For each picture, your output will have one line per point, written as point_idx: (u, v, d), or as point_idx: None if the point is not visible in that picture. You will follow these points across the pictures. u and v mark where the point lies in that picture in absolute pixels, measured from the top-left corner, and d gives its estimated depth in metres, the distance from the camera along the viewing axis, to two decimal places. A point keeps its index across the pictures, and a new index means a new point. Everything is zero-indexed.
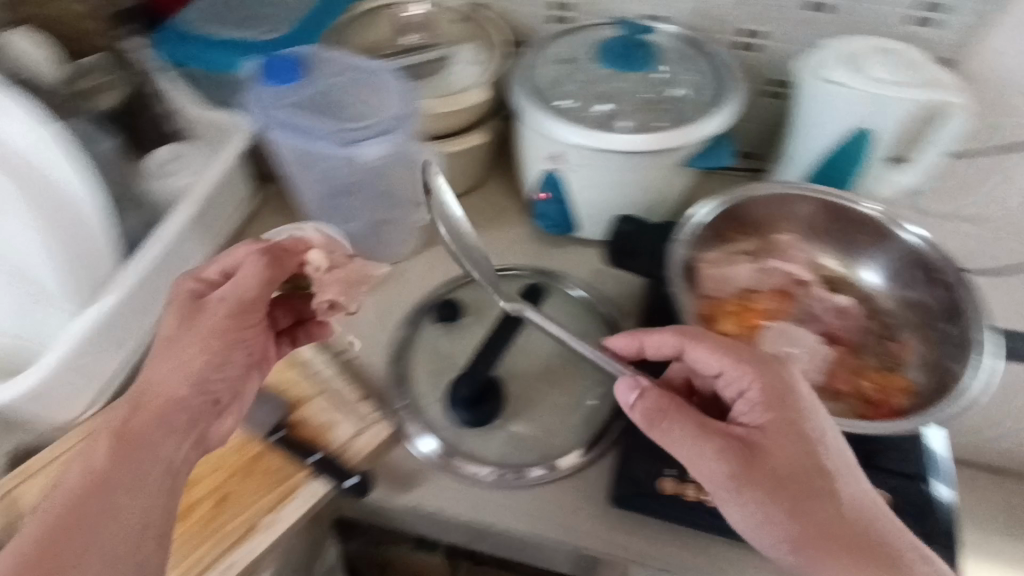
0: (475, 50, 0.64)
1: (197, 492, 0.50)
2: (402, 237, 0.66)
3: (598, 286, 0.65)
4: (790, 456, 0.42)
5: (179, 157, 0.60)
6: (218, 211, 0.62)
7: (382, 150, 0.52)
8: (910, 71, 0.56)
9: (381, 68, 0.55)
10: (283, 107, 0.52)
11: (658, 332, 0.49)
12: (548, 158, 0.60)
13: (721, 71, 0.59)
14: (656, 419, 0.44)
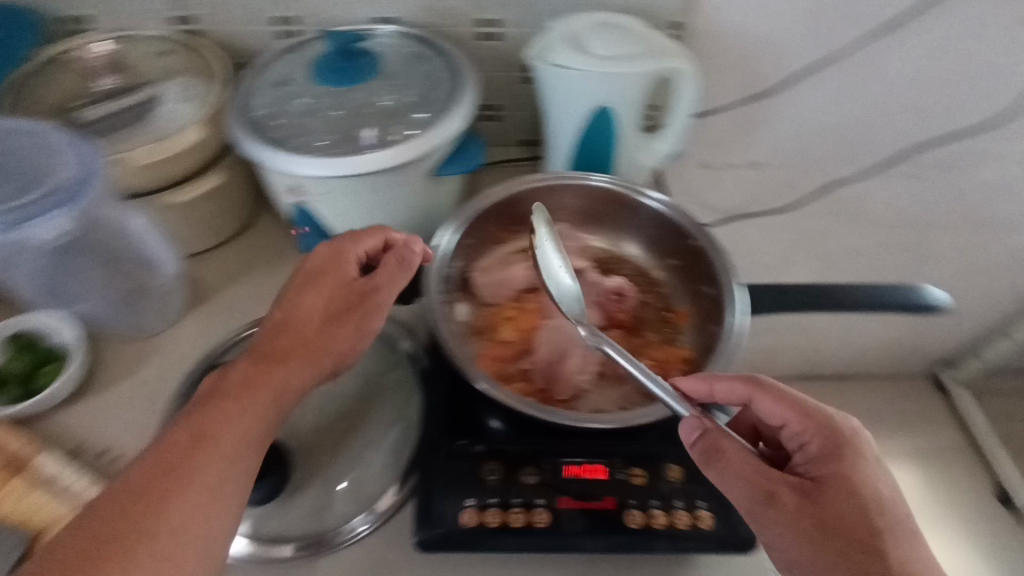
0: (185, 83, 0.58)
1: None
2: (158, 307, 0.58)
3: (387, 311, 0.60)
4: (854, 506, 0.38)
5: None
6: None
7: (59, 225, 0.46)
8: (631, 44, 0.55)
9: (39, 132, 0.49)
10: None
11: (726, 374, 0.44)
12: (290, 191, 0.55)
13: (454, 67, 0.58)
14: (716, 458, 0.41)
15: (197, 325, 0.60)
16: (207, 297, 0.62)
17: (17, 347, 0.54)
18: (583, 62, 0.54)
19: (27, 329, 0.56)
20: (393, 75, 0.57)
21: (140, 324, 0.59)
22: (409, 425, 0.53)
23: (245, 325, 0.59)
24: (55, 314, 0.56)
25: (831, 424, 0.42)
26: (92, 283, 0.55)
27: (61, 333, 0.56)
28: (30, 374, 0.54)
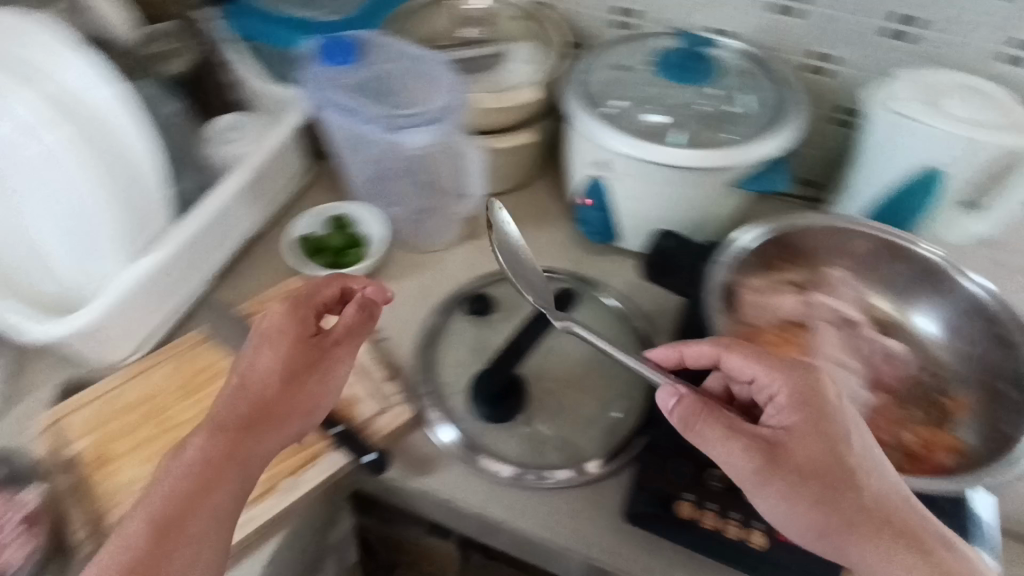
0: (532, 48, 0.65)
1: None
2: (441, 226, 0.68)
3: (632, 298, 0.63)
4: (825, 448, 0.40)
5: (241, 127, 0.65)
6: (271, 179, 0.64)
7: (426, 138, 0.57)
8: (992, 112, 0.52)
9: (431, 59, 0.59)
10: (339, 92, 0.57)
11: (696, 341, 0.48)
12: (594, 164, 0.59)
13: (787, 87, 0.58)
14: (693, 420, 0.42)
15: (466, 254, 0.67)
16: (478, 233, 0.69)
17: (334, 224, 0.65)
18: (936, 121, 0.52)
19: (345, 211, 0.66)
20: (723, 82, 0.59)
21: (424, 237, 0.67)
22: (631, 409, 0.55)
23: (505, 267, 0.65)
24: (368, 205, 0.66)
25: (804, 370, 0.43)
26: (410, 197, 0.67)
27: (369, 222, 0.66)
28: (340, 249, 0.64)
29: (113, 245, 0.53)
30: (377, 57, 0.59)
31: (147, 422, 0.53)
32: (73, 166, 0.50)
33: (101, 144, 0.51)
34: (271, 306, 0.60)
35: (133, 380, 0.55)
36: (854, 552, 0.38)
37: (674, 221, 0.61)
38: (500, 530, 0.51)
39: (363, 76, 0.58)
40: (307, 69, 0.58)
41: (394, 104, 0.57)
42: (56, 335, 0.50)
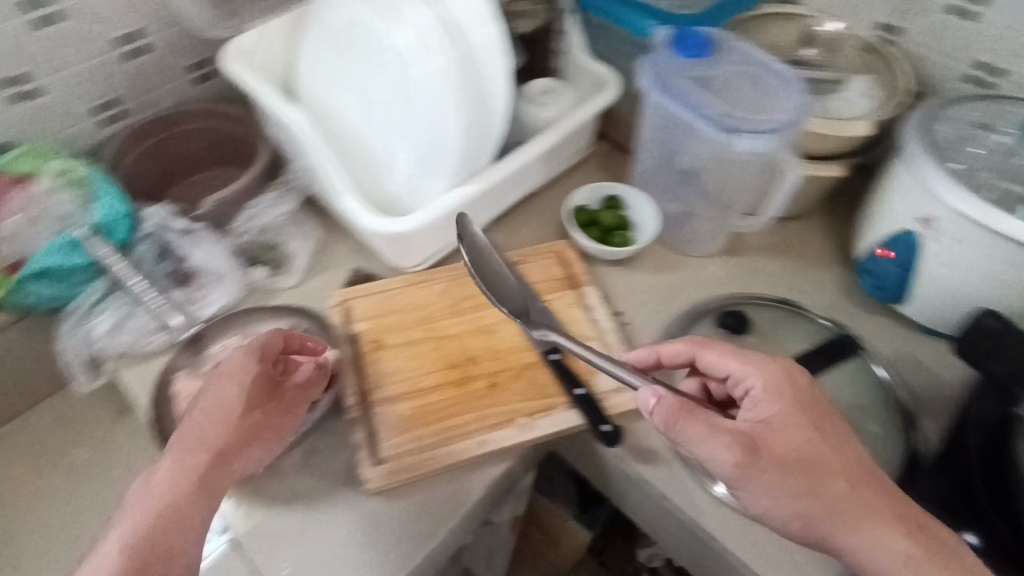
0: (867, 82, 0.74)
1: (477, 371, 0.68)
2: (655, 220, 0.79)
3: (903, 372, 0.74)
4: (800, 441, 0.53)
5: (553, 93, 0.82)
6: (555, 150, 0.81)
7: (755, 144, 0.62)
8: None
9: (786, 74, 0.65)
10: (680, 80, 0.66)
11: (673, 342, 0.64)
12: (720, 128, 0.63)
13: None
14: (673, 421, 0.53)
15: (722, 268, 0.81)
16: (738, 251, 0.83)
17: (609, 204, 0.81)
18: None
19: (618, 194, 0.81)
20: None
21: (690, 242, 0.82)
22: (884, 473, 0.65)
23: (769, 298, 0.77)
24: (638, 193, 0.80)
25: (789, 372, 0.58)
26: (547, 138, 0.76)
27: (637, 209, 0.81)
28: (611, 227, 0.79)
29: (443, 166, 0.67)
30: (726, 57, 0.67)
31: (416, 326, 0.71)
32: (448, 94, 0.64)
33: (473, 78, 0.65)
34: (531, 262, 0.78)
35: (410, 286, 0.74)
36: (834, 538, 0.51)
37: (938, 282, 0.69)
38: (642, 497, 0.66)
39: (707, 70, 0.66)
40: (656, 51, 0.68)
41: (732, 106, 0.63)
42: (371, 226, 0.67)
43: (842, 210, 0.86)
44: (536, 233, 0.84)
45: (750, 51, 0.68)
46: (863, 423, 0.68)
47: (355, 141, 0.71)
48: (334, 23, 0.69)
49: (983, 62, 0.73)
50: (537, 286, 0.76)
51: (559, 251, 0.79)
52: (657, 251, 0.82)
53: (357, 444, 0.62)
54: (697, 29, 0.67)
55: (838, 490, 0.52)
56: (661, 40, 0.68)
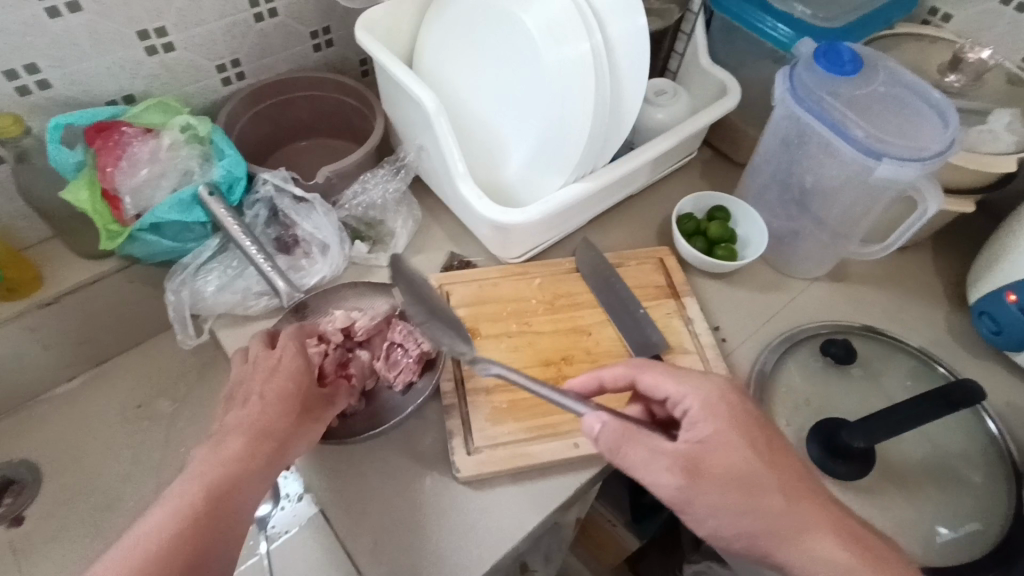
0: (1014, 115, 0.69)
1: (574, 371, 0.66)
2: (762, 237, 0.77)
3: (1014, 424, 0.69)
4: (725, 459, 0.49)
5: (670, 95, 0.81)
6: (667, 153, 0.79)
7: (898, 171, 0.60)
8: None
9: (939, 100, 0.62)
10: (823, 95, 0.63)
11: (612, 364, 0.57)
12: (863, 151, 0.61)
13: None
14: (620, 445, 0.50)
15: (824, 293, 0.78)
16: (842, 278, 0.80)
17: (716, 215, 0.78)
18: None
19: (725, 205, 0.79)
20: None
21: (794, 263, 0.79)
22: (981, 529, 0.62)
23: (862, 326, 0.75)
24: (747, 206, 0.78)
25: (708, 385, 0.53)
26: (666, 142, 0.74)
27: (743, 223, 0.79)
28: (717, 239, 0.77)
29: (567, 159, 0.66)
30: (874, 76, 0.64)
31: (513, 319, 0.70)
32: (587, 85, 0.62)
33: (614, 73, 0.63)
34: (632, 266, 0.76)
35: (508, 277, 0.73)
36: (785, 561, 0.48)
37: None
38: None
39: (852, 88, 0.64)
40: (799, 63, 0.65)
41: (878, 129, 0.61)
42: (484, 212, 0.65)
43: (957, 247, 0.82)
44: (633, 236, 0.82)
45: (899, 71, 0.65)
46: (965, 473, 0.65)
47: (481, 128, 0.72)
48: (474, 5, 0.69)
49: None
50: (636, 292, 0.74)
51: (662, 258, 0.77)
52: (759, 268, 0.80)
53: (452, 429, 0.61)
54: (845, 44, 0.64)
55: (776, 509, 0.48)
56: (804, 53, 0.66)
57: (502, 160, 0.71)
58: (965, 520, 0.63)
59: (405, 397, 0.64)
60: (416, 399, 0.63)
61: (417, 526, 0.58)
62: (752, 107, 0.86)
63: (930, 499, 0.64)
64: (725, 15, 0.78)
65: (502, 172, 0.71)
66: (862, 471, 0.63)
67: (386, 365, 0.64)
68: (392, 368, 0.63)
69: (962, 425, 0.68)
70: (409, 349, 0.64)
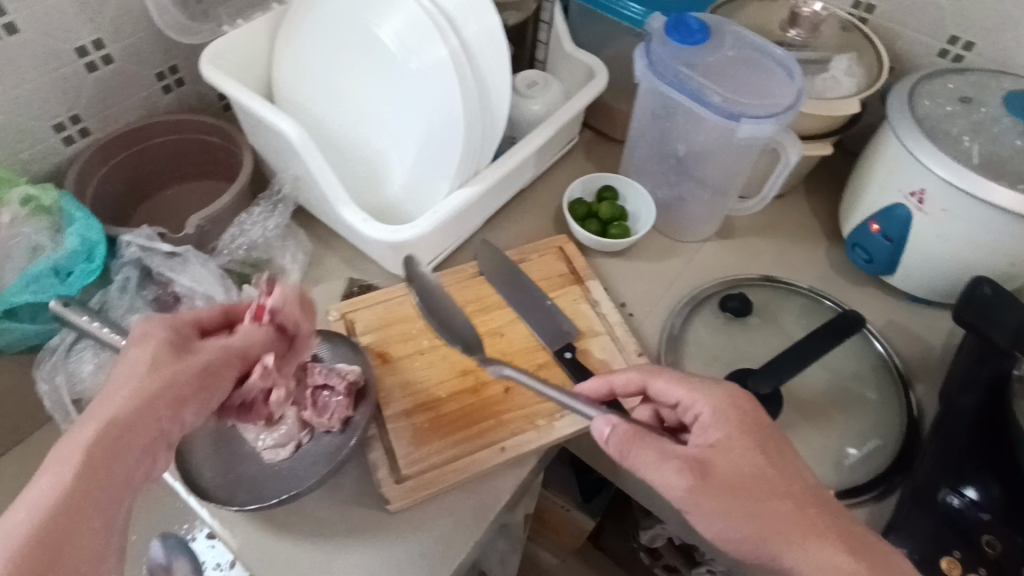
0: (851, 61, 0.75)
1: (492, 375, 0.66)
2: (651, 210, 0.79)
3: (897, 342, 0.75)
4: (736, 463, 0.51)
5: (542, 85, 0.82)
6: (548, 142, 0.80)
7: (758, 129, 0.63)
8: None
9: (783, 57, 0.66)
10: (679, 66, 0.66)
11: (622, 372, 0.61)
12: (725, 114, 0.63)
13: None
14: (630, 448, 0.53)
15: (715, 251, 0.82)
16: (729, 234, 0.84)
17: (604, 195, 0.80)
18: None
19: (612, 184, 0.81)
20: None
21: (684, 228, 0.82)
22: (883, 445, 0.67)
23: (759, 276, 0.79)
24: (632, 181, 0.81)
25: (718, 395, 0.55)
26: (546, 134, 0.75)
27: (631, 198, 0.81)
28: (609, 219, 0.79)
29: (446, 165, 0.66)
30: (722, 42, 0.67)
31: (424, 334, 0.68)
32: (453, 88, 0.62)
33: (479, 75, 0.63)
34: (534, 259, 0.77)
35: (413, 294, 0.71)
36: (783, 563, 0.47)
37: (930, 253, 0.70)
38: None
39: (704, 57, 0.67)
40: (653, 39, 0.67)
41: (733, 92, 0.64)
42: (373, 235, 0.63)
43: (825, 187, 0.88)
44: (531, 229, 0.82)
45: (745, 34, 0.68)
46: (862, 394, 0.70)
47: (355, 146, 0.70)
48: (325, 24, 0.67)
49: (949, 32, 0.76)
50: (542, 284, 0.75)
51: (561, 246, 0.78)
52: (654, 239, 0.82)
53: (376, 462, 0.59)
54: (691, 15, 0.67)
55: (786, 512, 0.48)
56: (656, 28, 0.68)
57: (381, 176, 0.69)
58: (869, 438, 0.67)
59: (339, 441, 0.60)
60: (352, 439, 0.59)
61: (354, 565, 0.56)
62: (621, 83, 0.89)
63: (835, 424, 0.68)
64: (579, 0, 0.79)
65: (386, 189, 0.69)
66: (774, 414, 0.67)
67: (314, 412, 0.60)
68: (322, 415, 0.60)
69: (853, 350, 0.73)
70: (335, 386, 0.60)
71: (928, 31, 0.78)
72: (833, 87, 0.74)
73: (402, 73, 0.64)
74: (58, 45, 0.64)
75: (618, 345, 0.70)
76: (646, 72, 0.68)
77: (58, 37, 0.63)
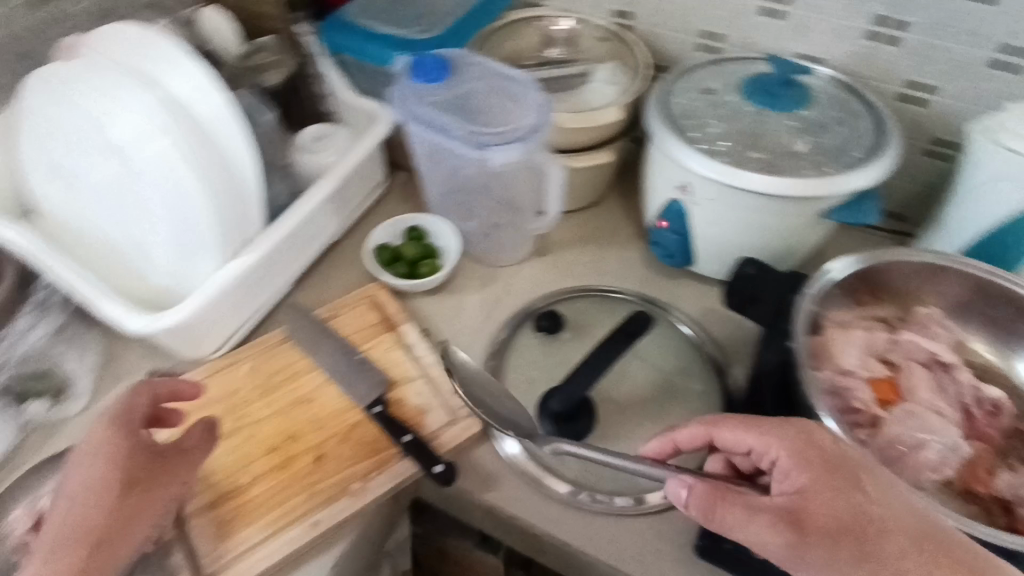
0: (611, 69, 0.77)
1: (301, 447, 0.64)
2: (456, 245, 0.79)
3: (710, 325, 0.77)
4: (834, 504, 0.46)
5: (327, 138, 0.80)
6: (341, 193, 0.78)
7: (507, 155, 0.62)
8: None
9: (524, 79, 0.66)
10: (422, 106, 0.64)
11: (685, 426, 0.57)
12: None
13: (802, 93, 0.68)
14: (712, 509, 0.49)
15: (531, 271, 0.82)
16: (545, 250, 0.84)
17: (410, 236, 0.79)
18: None
19: (419, 224, 0.81)
20: (742, 107, 0.68)
21: (492, 253, 0.82)
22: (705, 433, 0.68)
23: (579, 288, 0.78)
24: (438, 219, 0.80)
25: (802, 430, 0.49)
26: (324, 191, 0.74)
27: (440, 235, 0.80)
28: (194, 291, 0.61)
29: (204, 249, 0.63)
30: (465, 74, 0.66)
31: (227, 417, 0.66)
32: (181, 163, 0.59)
33: (213, 150, 0.61)
34: (344, 314, 0.75)
35: (211, 376, 0.69)
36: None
37: (719, 243, 0.72)
38: (502, 523, 0.65)
39: (452, 92, 0.65)
40: (400, 83, 0.66)
41: (479, 122, 0.63)
42: (137, 330, 0.61)
43: (629, 186, 0.90)
44: (340, 283, 0.80)
45: (489, 63, 0.67)
46: (681, 385, 0.71)
47: (104, 240, 0.65)
48: (40, 125, 0.64)
49: (699, 26, 0.78)
50: (353, 338, 0.73)
51: (372, 295, 0.76)
52: (469, 269, 0.82)
53: (176, 567, 0.57)
54: (430, 54, 0.66)
55: (892, 553, 0.43)
56: (401, 71, 0.67)
57: (141, 270, 0.65)
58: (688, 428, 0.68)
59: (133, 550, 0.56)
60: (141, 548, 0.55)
61: None
62: None
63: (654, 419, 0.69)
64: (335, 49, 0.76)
65: (140, 282, 0.65)
66: (589, 426, 0.65)
67: None
68: None
69: (668, 342, 0.75)
70: None
71: (662, 26, 0.80)
72: (596, 97, 0.74)
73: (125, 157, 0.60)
74: None
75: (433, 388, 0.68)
76: (523, 76, 0.66)
77: None
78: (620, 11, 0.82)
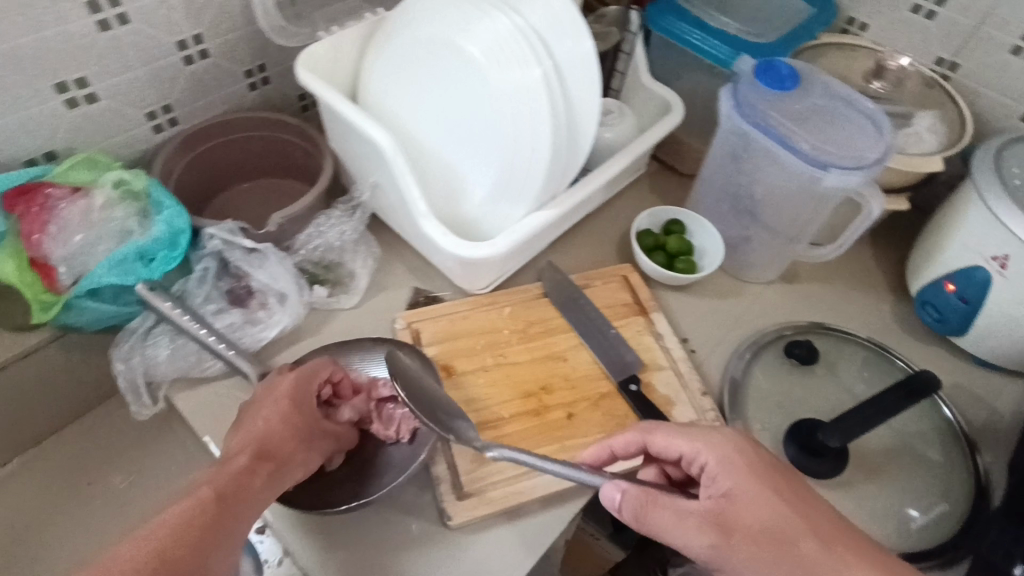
0: (934, 118, 0.74)
1: (555, 400, 0.66)
2: (718, 250, 0.78)
3: (961, 404, 0.74)
4: (760, 510, 0.47)
5: (618, 114, 0.81)
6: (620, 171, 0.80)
7: (843, 179, 0.61)
8: None
9: (872, 110, 0.64)
10: (765, 110, 0.64)
11: (623, 432, 0.57)
12: None
13: None
14: (643, 512, 0.50)
15: (778, 296, 0.81)
16: (793, 278, 0.83)
17: (671, 229, 0.80)
18: None
19: (680, 218, 0.80)
20: None
21: (745, 268, 0.81)
22: (948, 509, 0.66)
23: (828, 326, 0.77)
24: (701, 218, 0.80)
25: (725, 437, 0.52)
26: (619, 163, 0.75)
27: (698, 233, 0.80)
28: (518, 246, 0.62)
29: (526, 191, 0.65)
30: (809, 91, 0.66)
31: (487, 351, 0.69)
32: (540, 104, 0.61)
33: (567, 101, 0.64)
34: (598, 286, 0.76)
35: (475, 309, 0.72)
36: None
37: (1009, 323, 0.68)
38: None
39: (792, 104, 0.65)
40: (741, 80, 0.66)
41: (823, 142, 0.63)
42: (451, 250, 0.64)
43: (888, 238, 0.87)
44: (590, 255, 0.82)
45: (834, 85, 0.66)
46: (927, 453, 0.69)
47: (429, 157, 0.69)
48: (405, 36, 0.67)
49: None
50: (605, 312, 0.75)
51: (625, 275, 0.77)
52: (716, 277, 0.81)
53: (439, 476, 0.60)
54: (782, 62, 0.66)
55: (812, 555, 0.45)
56: (745, 70, 0.67)
57: (459, 194, 0.68)
58: (932, 501, 0.66)
59: (412, 449, 0.61)
60: (423, 448, 0.61)
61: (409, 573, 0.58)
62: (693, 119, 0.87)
63: (897, 481, 0.67)
64: (659, 32, 0.77)
65: (452, 206, 0.69)
66: (836, 469, 0.66)
67: (382, 424, 0.62)
68: (391, 426, 0.62)
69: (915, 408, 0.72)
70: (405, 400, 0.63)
71: (990, 87, 0.77)
72: (915, 142, 0.72)
73: (485, 82, 0.63)
74: (162, 41, 0.66)
75: (683, 383, 0.69)
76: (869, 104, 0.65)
77: (161, 32, 0.65)
78: (944, 61, 0.79)
